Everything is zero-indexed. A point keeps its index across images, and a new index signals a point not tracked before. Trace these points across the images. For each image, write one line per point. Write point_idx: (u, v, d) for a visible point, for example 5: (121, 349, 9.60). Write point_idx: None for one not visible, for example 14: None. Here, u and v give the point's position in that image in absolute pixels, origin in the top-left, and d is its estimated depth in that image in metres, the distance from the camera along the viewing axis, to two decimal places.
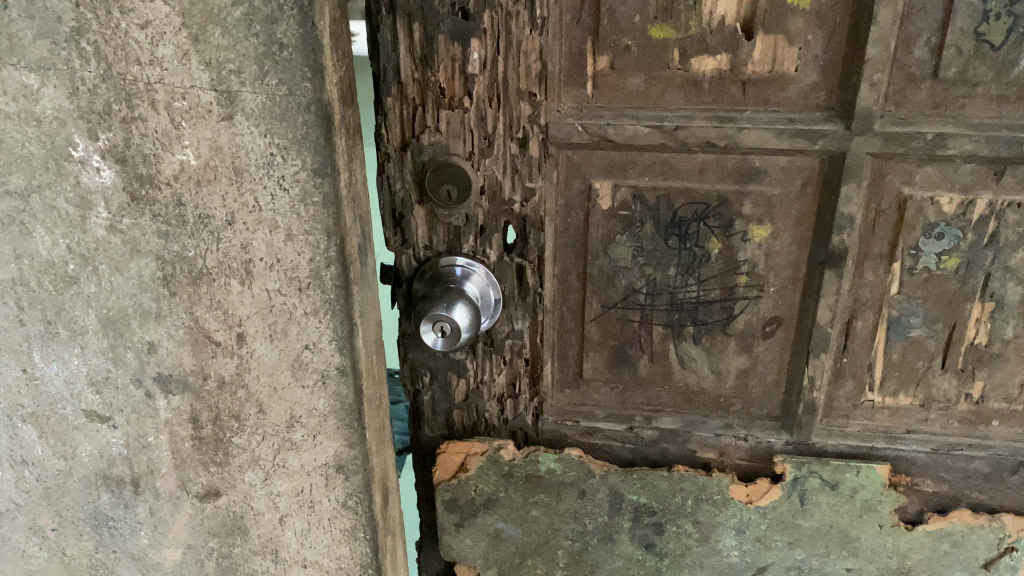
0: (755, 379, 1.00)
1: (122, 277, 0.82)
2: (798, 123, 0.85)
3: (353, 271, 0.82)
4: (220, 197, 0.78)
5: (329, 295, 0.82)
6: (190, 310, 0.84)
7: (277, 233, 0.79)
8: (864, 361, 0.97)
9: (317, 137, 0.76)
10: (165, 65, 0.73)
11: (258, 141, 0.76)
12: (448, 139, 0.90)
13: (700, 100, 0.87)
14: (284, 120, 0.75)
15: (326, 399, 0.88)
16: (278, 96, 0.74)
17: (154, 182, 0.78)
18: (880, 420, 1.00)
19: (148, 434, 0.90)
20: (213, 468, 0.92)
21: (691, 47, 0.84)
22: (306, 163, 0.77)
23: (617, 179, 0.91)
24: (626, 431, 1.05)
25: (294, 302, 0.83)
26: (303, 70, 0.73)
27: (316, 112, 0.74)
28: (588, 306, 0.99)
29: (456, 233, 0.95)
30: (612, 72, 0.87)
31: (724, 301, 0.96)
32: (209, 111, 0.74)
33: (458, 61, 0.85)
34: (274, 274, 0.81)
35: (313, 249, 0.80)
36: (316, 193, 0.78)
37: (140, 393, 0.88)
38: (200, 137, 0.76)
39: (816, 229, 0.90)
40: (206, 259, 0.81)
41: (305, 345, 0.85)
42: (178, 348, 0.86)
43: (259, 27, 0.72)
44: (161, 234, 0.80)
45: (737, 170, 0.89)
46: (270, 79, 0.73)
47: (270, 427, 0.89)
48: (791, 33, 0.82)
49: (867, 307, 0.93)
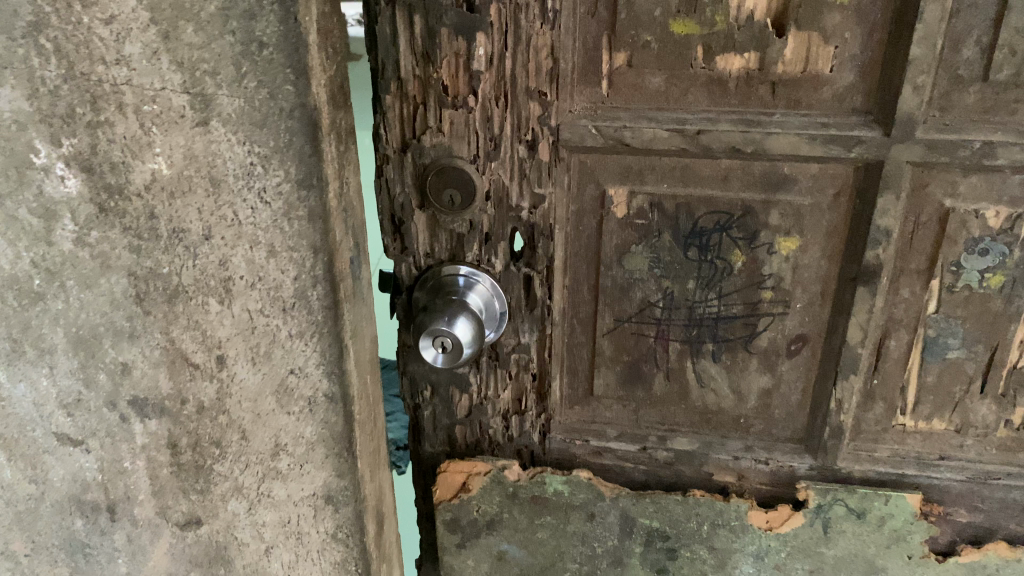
0: (778, 400, 0.94)
1: (93, 294, 0.77)
2: (831, 128, 0.78)
3: (344, 288, 0.75)
4: (196, 209, 0.72)
5: (316, 315, 0.76)
6: (166, 330, 0.78)
7: (259, 249, 0.73)
8: (896, 383, 0.90)
9: (303, 146, 0.69)
10: (133, 64, 0.66)
11: (236, 148, 0.69)
12: (452, 141, 0.83)
13: (725, 101, 0.80)
14: (265, 126, 0.68)
15: (314, 426, 0.81)
16: (258, 100, 0.67)
17: (125, 193, 0.72)
18: (911, 445, 0.93)
19: (124, 459, 0.85)
20: (193, 496, 0.87)
21: (717, 44, 0.77)
22: (290, 174, 0.70)
23: (634, 186, 0.84)
24: (639, 451, 0.98)
25: (279, 323, 0.77)
26: (286, 71, 0.66)
27: (300, 118, 0.68)
28: (600, 319, 0.92)
29: (459, 240, 0.89)
30: (630, 69, 0.80)
31: (746, 317, 0.89)
32: (182, 116, 0.68)
33: (463, 57, 0.79)
34: (256, 293, 0.75)
35: (298, 266, 0.74)
36: (301, 207, 0.71)
37: (114, 416, 0.83)
38: (174, 144, 0.69)
39: (848, 242, 0.84)
40: (182, 277, 0.75)
41: (291, 369, 0.79)
42: (154, 369, 0.80)
43: (236, 24, 0.65)
44: (133, 249, 0.74)
45: (764, 178, 0.82)
46: (249, 81, 0.67)
47: (254, 455, 0.84)
48: (828, 31, 0.75)
49: (901, 326, 0.87)
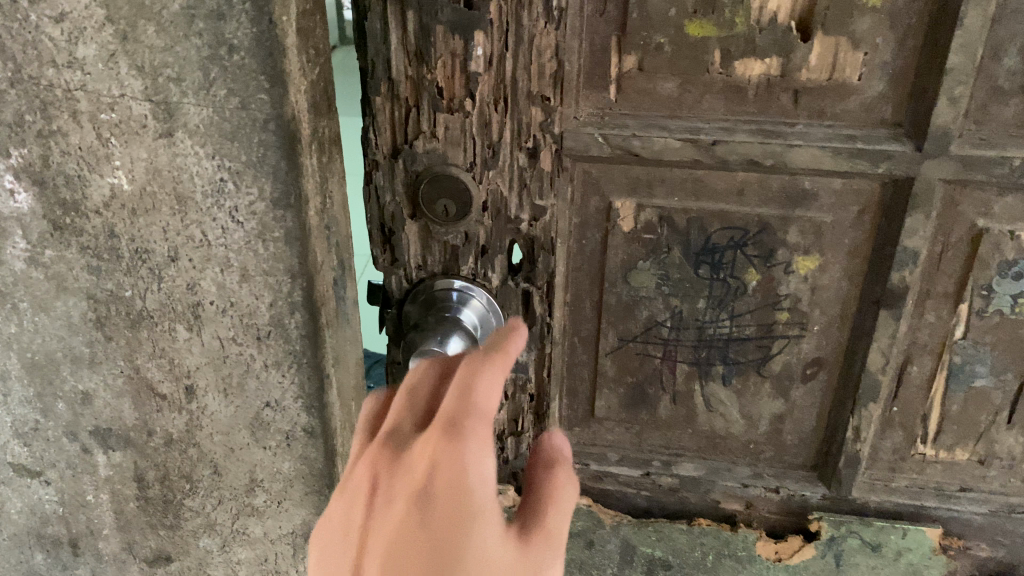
0: (791, 426, 0.88)
1: (49, 317, 0.72)
2: (857, 141, 0.72)
3: (324, 316, 0.70)
4: (160, 228, 0.66)
5: (294, 344, 0.71)
6: (129, 357, 0.73)
7: (230, 273, 0.68)
8: (917, 411, 0.84)
9: (278, 160, 0.63)
10: (88, 68, 0.60)
11: (204, 163, 0.64)
12: (446, 147, 0.77)
13: (743, 109, 0.73)
14: (236, 138, 0.62)
15: (291, 461, 0.77)
16: (228, 109, 0.61)
17: (81, 210, 0.66)
18: (931, 475, 0.88)
19: (87, 492, 0.81)
20: (163, 531, 0.83)
21: (736, 48, 0.70)
22: (265, 193, 0.65)
23: (642, 199, 0.79)
24: (641, 476, 0.92)
25: (253, 353, 0.72)
26: (260, 78, 0.60)
27: (276, 129, 0.62)
28: (604, 338, 0.86)
29: (454, 253, 0.82)
30: (640, 73, 0.73)
31: (760, 340, 0.83)
32: (144, 126, 0.62)
33: (459, 57, 0.72)
34: (228, 319, 0.70)
35: (274, 292, 0.69)
36: (278, 227, 0.66)
37: (75, 447, 0.78)
38: (135, 157, 0.64)
39: (872, 262, 0.78)
40: (146, 301, 0.70)
41: (266, 402, 0.74)
42: (117, 399, 0.75)
43: (202, 24, 0.58)
44: (92, 270, 0.69)
45: (783, 193, 0.76)
46: (218, 89, 0.61)
47: (228, 490, 0.79)
48: (857, 36, 0.68)
49: (924, 351, 0.81)
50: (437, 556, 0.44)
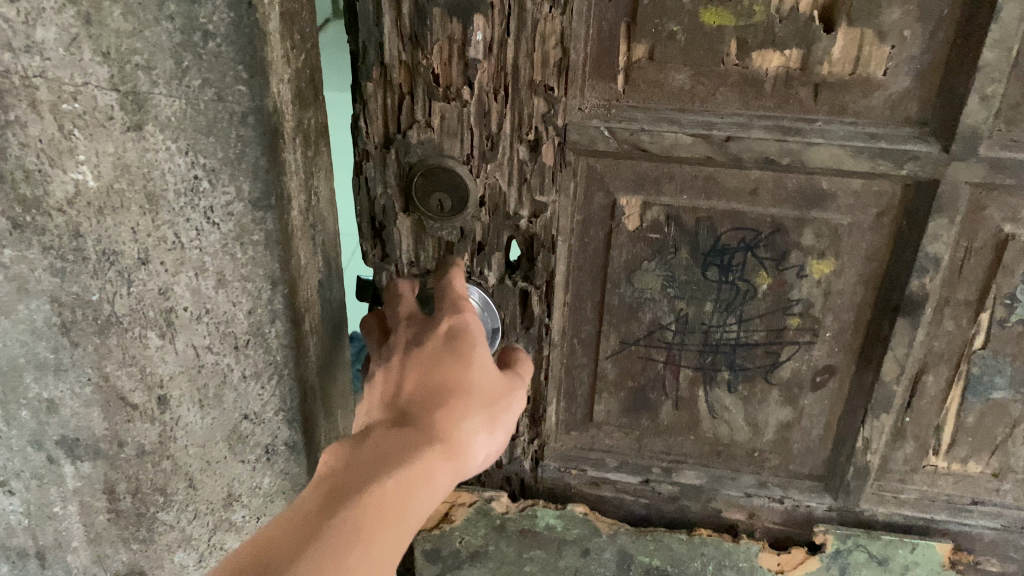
0: (797, 435, 0.84)
1: (10, 321, 0.66)
2: (881, 139, 0.68)
3: (306, 324, 0.71)
4: (130, 228, 0.62)
5: (274, 356, 0.71)
6: (98, 364, 0.68)
7: (206, 277, 0.65)
8: (930, 422, 0.81)
9: (257, 158, 0.61)
10: (46, 53, 0.55)
11: (177, 159, 0.60)
12: (442, 138, 0.72)
13: (759, 104, 0.69)
14: (212, 133, 0.60)
15: (271, 477, 0.78)
16: (202, 101, 0.58)
17: (42, 207, 0.61)
18: (942, 487, 0.84)
19: (54, 503, 0.76)
20: (135, 544, 0.78)
21: (754, 38, 0.66)
22: (243, 192, 0.63)
23: (649, 196, 0.74)
24: (641, 484, 0.89)
25: (231, 363, 0.70)
26: (238, 68, 0.58)
27: (255, 123, 0.60)
28: (605, 340, 0.82)
29: (448, 249, 0.78)
30: (650, 64, 0.69)
31: (768, 345, 0.79)
32: (111, 118, 0.58)
33: (457, 42, 0.67)
34: (203, 326, 0.68)
35: (253, 299, 0.67)
36: (256, 229, 0.64)
37: (40, 456, 0.73)
38: (101, 151, 0.59)
39: (889, 268, 0.74)
40: (116, 305, 0.65)
41: (244, 415, 0.73)
42: (85, 408, 0.70)
43: (174, 7, 0.55)
44: (56, 271, 0.63)
45: (799, 192, 0.72)
46: (191, 79, 0.57)
47: (204, 503, 0.77)
48: (884, 28, 0.64)
49: (941, 361, 0.77)
50: (453, 359, 0.63)
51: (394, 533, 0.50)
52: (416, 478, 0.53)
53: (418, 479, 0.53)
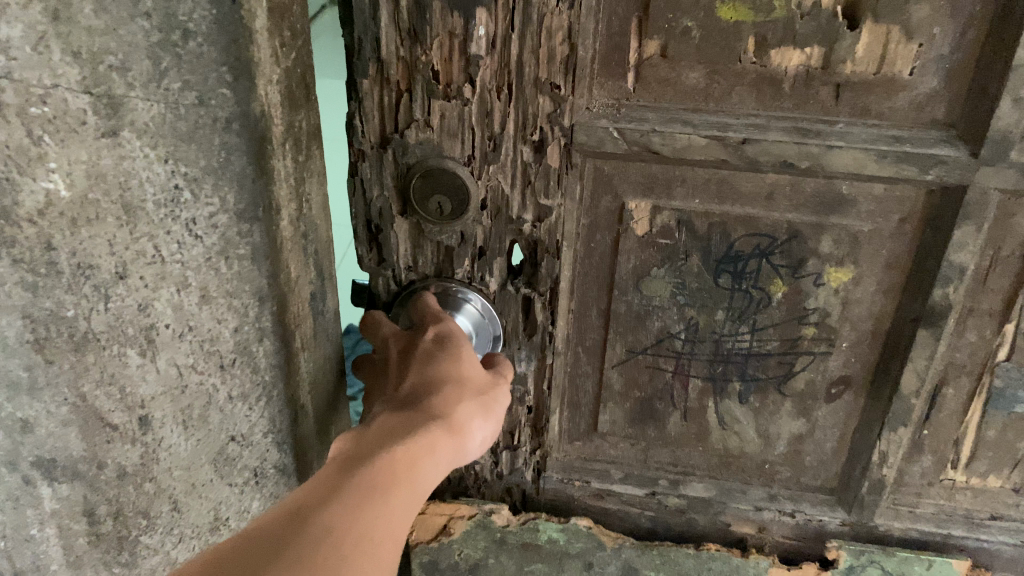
0: (810, 447, 0.81)
1: None
2: (906, 143, 0.64)
3: (296, 340, 0.71)
4: (107, 241, 0.56)
5: (263, 376, 0.70)
6: (74, 386, 0.61)
7: (190, 293, 0.62)
8: (950, 436, 0.77)
9: (243, 166, 0.59)
10: (11, 52, 0.48)
11: (156, 168, 0.56)
12: (441, 138, 0.68)
13: (777, 104, 0.65)
14: (193, 140, 0.57)
15: (259, 500, 0.76)
16: (184, 105, 0.55)
17: (11, 217, 0.53)
18: (960, 502, 0.81)
19: (30, 526, 0.68)
20: (117, 568, 0.72)
21: (773, 35, 0.62)
22: (228, 203, 0.60)
23: (659, 201, 0.71)
24: (647, 496, 0.86)
25: (217, 384, 0.67)
26: (221, 69, 0.55)
27: (240, 131, 0.58)
28: (611, 349, 0.79)
29: (448, 253, 0.74)
30: (663, 61, 0.65)
31: (782, 356, 0.76)
32: (83, 124, 0.52)
33: (458, 37, 0.63)
34: (186, 344, 0.64)
35: (240, 317, 0.65)
36: (242, 243, 0.63)
37: (15, 478, 0.65)
38: (74, 160, 0.53)
39: (911, 277, 0.70)
40: (93, 322, 0.59)
41: (233, 436, 0.71)
42: (63, 429, 0.63)
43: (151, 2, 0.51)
44: (26, 286, 0.56)
45: (817, 198, 0.68)
46: (172, 81, 0.54)
47: (189, 528, 0.73)
48: (912, 25, 0.60)
49: (962, 373, 0.74)
50: (443, 355, 0.64)
51: (410, 494, 0.48)
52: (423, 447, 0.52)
53: (425, 447, 0.52)
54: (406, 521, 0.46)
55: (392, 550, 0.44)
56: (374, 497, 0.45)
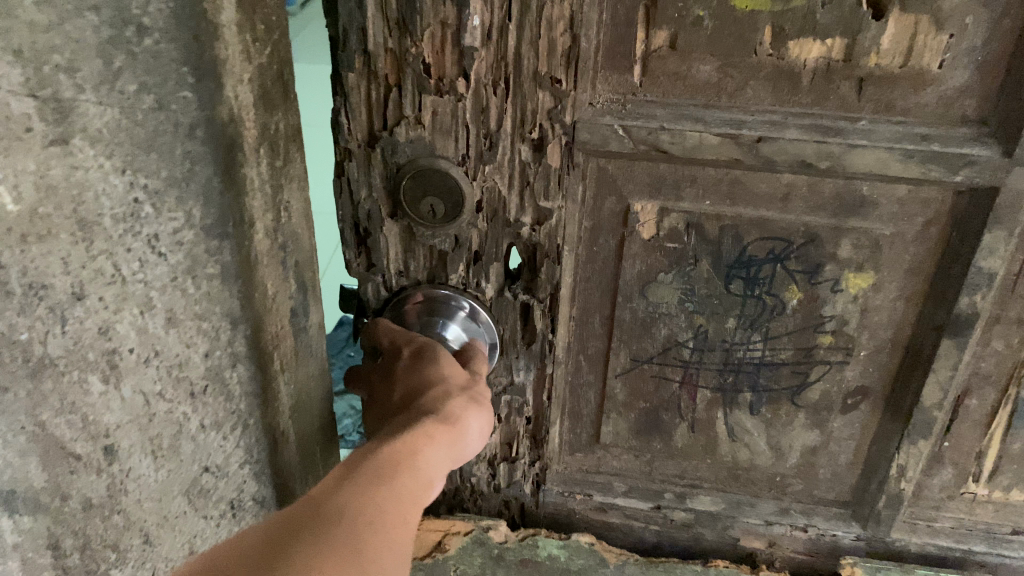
0: (824, 460, 0.77)
1: None
2: (934, 142, 0.59)
3: (275, 364, 0.67)
4: (61, 257, 0.46)
5: (238, 404, 0.64)
6: (33, 411, 0.47)
7: (157, 316, 0.54)
8: (971, 449, 0.73)
9: (211, 177, 0.54)
10: None
11: (114, 179, 0.48)
12: (434, 136, 0.63)
13: (794, 99, 0.60)
14: (154, 148, 0.49)
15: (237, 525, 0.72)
16: (143, 112, 0.48)
17: None
18: (980, 516, 0.77)
19: None
20: None
21: (791, 25, 0.57)
22: (197, 220, 0.54)
23: (667, 202, 0.66)
24: (652, 510, 0.83)
25: (187, 415, 0.59)
26: (184, 70, 0.49)
27: (206, 137, 0.52)
28: (614, 357, 0.74)
29: (441, 258, 0.70)
30: (672, 53, 0.60)
31: (795, 365, 0.72)
32: (30, 130, 0.42)
33: (452, 28, 0.58)
34: (154, 371, 0.55)
35: (212, 342, 0.60)
36: (213, 263, 0.57)
37: None
38: (21, 170, 0.42)
39: (934, 283, 0.66)
40: (53, 348, 0.47)
41: None
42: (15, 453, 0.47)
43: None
44: None
45: (837, 200, 0.64)
46: (129, 83, 0.46)
47: None
48: (942, 14, 0.55)
49: (987, 384, 0.70)
50: (421, 359, 0.64)
51: (411, 486, 0.48)
52: (417, 440, 0.52)
53: (419, 440, 0.52)
54: (411, 514, 0.47)
55: (404, 538, 0.45)
56: (373, 492, 0.45)
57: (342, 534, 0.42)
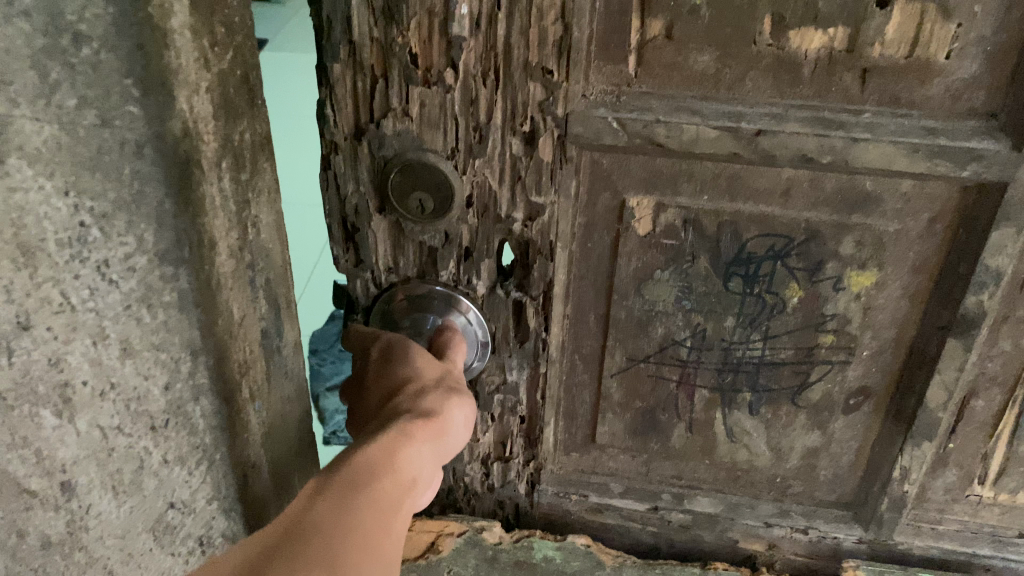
0: (825, 461, 0.75)
1: None
2: (941, 135, 0.57)
3: (243, 393, 0.67)
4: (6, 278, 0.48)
5: (201, 438, 0.65)
6: None
7: (109, 344, 0.55)
8: (977, 451, 0.71)
9: (160, 199, 0.54)
10: None
11: (58, 202, 0.49)
12: (422, 129, 0.61)
13: (795, 91, 0.58)
14: (98, 164, 0.50)
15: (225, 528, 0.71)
16: (84, 129, 0.48)
17: None
18: (986, 518, 0.75)
19: None
20: None
21: (792, 13, 0.55)
22: (147, 244, 0.55)
23: (664, 197, 0.64)
24: (649, 512, 0.81)
25: (146, 447, 0.61)
26: (128, 84, 0.49)
27: (154, 151, 0.52)
28: (610, 356, 0.72)
29: (431, 254, 0.68)
30: (669, 43, 0.58)
31: (796, 365, 0.70)
32: None
33: (438, 18, 0.56)
34: (109, 402, 0.57)
35: (170, 373, 0.60)
36: (167, 292, 0.57)
37: None
38: None
39: (939, 281, 0.64)
40: None
41: (172, 501, 0.66)
42: None
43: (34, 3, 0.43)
44: None
45: (839, 195, 0.61)
46: (69, 98, 0.47)
47: None
48: (949, 3, 0.53)
49: (993, 384, 0.67)
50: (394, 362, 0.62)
51: (391, 490, 0.47)
52: (394, 440, 0.50)
53: (396, 441, 0.51)
54: (392, 519, 0.45)
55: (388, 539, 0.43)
56: (349, 499, 0.43)
57: (320, 544, 0.40)
